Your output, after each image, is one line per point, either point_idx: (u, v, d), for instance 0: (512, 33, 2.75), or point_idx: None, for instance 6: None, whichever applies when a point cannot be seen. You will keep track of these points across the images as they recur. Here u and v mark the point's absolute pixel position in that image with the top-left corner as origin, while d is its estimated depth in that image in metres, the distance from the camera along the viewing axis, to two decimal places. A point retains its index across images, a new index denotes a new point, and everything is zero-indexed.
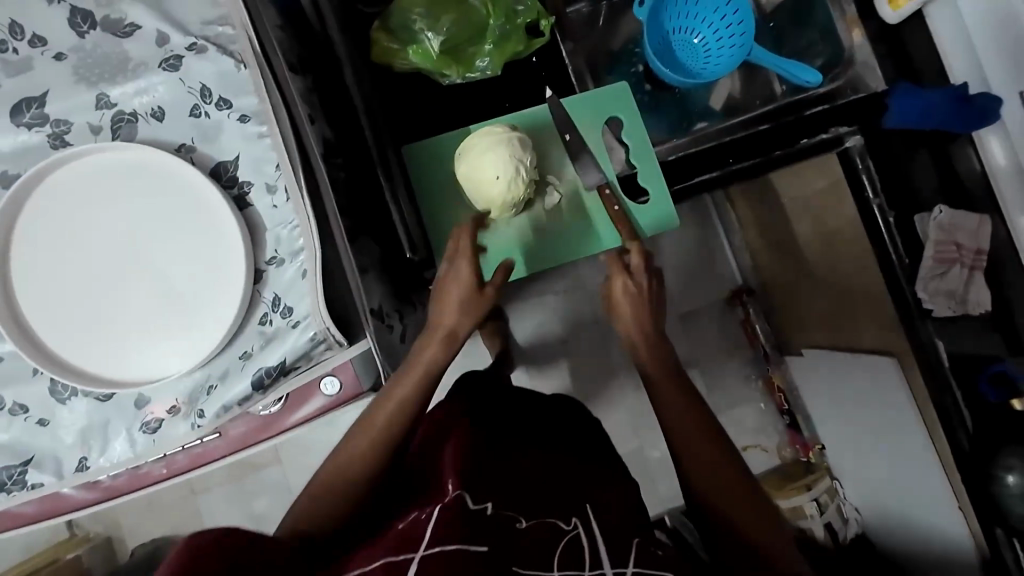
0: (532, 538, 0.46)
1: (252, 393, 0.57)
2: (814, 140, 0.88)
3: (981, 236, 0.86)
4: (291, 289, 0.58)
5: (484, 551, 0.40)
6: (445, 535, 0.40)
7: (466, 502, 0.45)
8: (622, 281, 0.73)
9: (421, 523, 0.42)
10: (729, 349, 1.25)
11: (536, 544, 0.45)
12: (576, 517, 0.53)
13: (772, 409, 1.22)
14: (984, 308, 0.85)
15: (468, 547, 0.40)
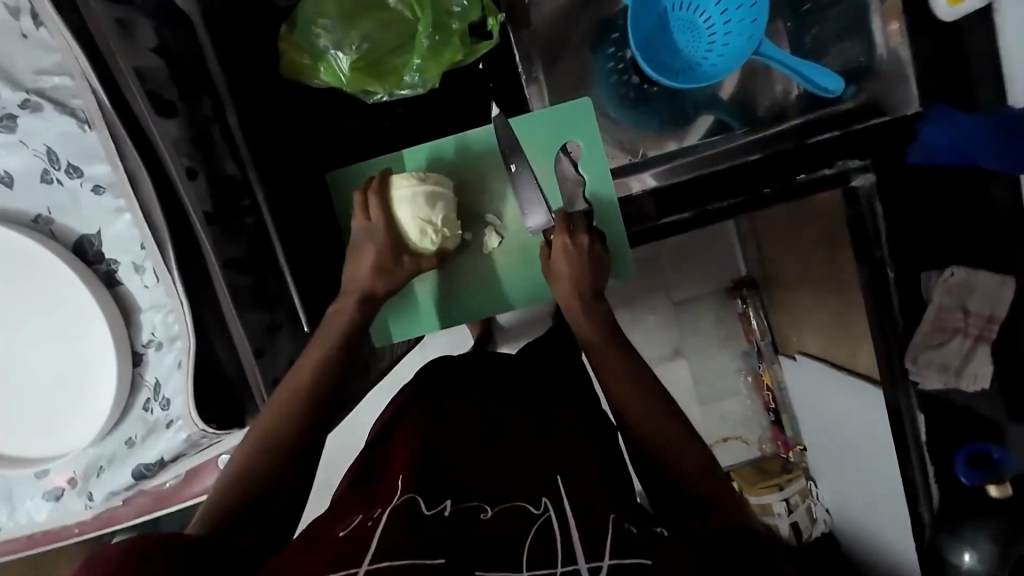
0: (498, 531, 0.43)
1: (135, 482, 0.55)
2: (812, 176, 0.73)
3: (1001, 302, 0.72)
4: (170, 378, 0.54)
5: (440, 565, 0.38)
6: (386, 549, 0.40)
7: (420, 510, 0.45)
8: (565, 260, 0.66)
9: (370, 536, 0.42)
10: (725, 340, 1.37)
11: (503, 536, 0.42)
12: (546, 497, 0.49)
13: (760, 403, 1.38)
14: (982, 385, 0.73)
15: (422, 560, 0.38)
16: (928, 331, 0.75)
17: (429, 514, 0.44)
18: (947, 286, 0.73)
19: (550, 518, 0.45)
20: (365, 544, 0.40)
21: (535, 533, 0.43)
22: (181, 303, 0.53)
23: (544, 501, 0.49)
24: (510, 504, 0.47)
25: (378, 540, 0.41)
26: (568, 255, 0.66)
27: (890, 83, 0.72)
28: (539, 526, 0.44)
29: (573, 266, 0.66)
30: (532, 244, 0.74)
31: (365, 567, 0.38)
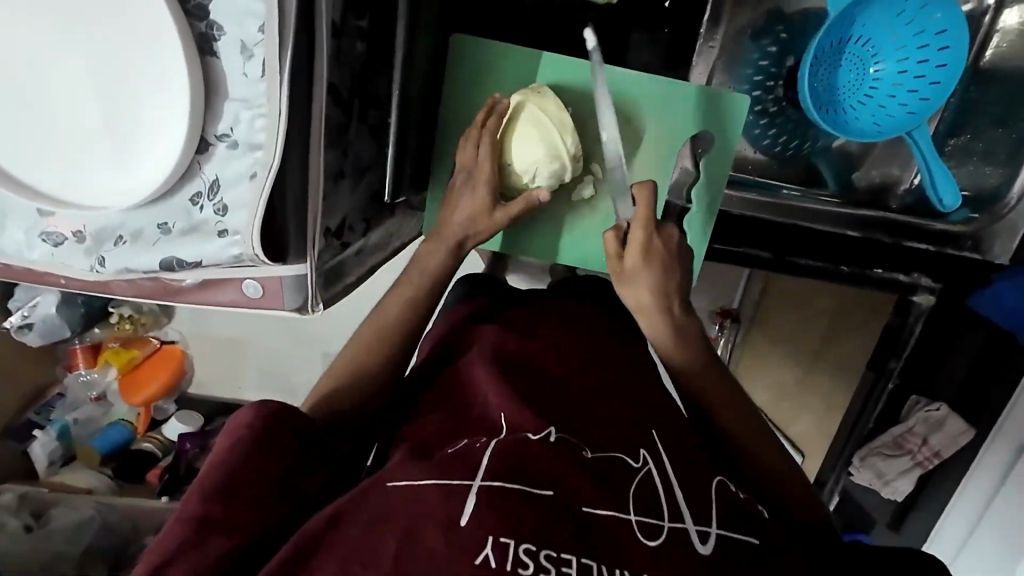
0: (601, 477, 0.44)
1: (164, 266, 0.52)
2: (887, 275, 0.76)
3: (953, 445, 0.81)
4: (233, 185, 0.49)
5: (548, 496, 0.42)
6: (506, 470, 0.43)
7: (526, 435, 0.46)
8: (654, 270, 0.58)
9: (480, 454, 0.45)
10: None
11: (607, 484, 0.44)
12: (644, 448, 0.48)
13: None
14: (898, 498, 0.86)
15: (529, 488, 0.42)
16: (887, 441, 0.86)
17: (534, 441, 0.46)
18: (925, 416, 0.82)
19: (651, 473, 0.46)
20: (476, 461, 0.44)
21: (638, 487, 0.45)
22: (280, 115, 0.46)
23: (642, 452, 0.48)
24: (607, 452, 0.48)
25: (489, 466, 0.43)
26: (644, 255, 0.57)
27: (1003, 228, 0.73)
28: (641, 480, 0.45)
29: (652, 276, 0.57)
30: (619, 212, 0.71)
31: (479, 482, 0.42)
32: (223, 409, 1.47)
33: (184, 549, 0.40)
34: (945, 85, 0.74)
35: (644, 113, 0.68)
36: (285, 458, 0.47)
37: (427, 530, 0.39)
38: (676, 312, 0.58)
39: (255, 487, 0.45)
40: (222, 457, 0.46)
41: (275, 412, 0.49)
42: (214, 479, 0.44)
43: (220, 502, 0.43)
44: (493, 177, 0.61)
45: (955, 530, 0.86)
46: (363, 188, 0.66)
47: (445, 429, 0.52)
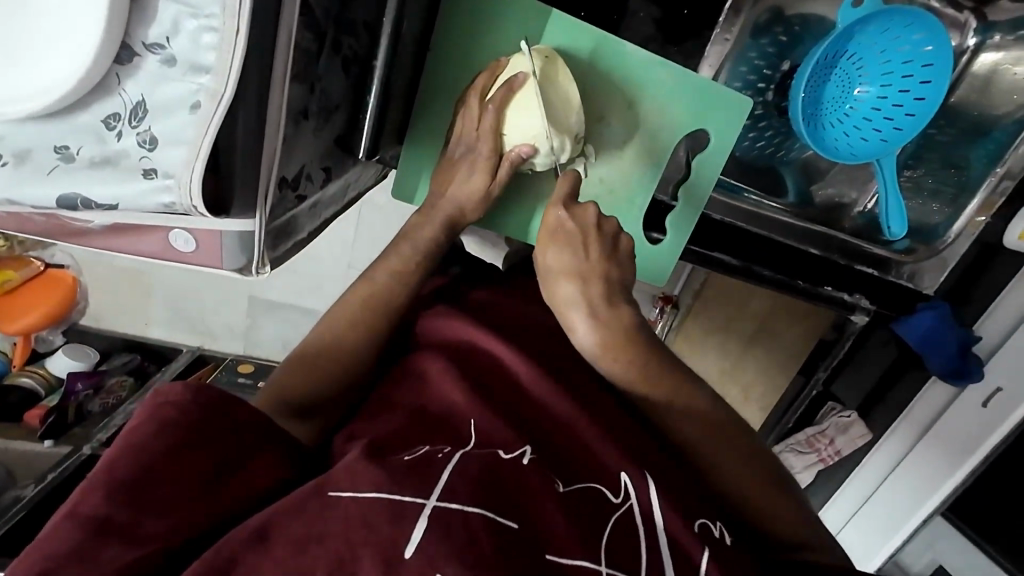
0: (573, 515, 0.40)
1: (61, 202, 0.41)
2: (835, 293, 0.80)
3: (852, 445, 0.93)
4: (164, 112, 0.38)
5: (513, 531, 0.38)
6: (469, 494, 0.38)
7: (498, 453, 0.43)
8: (564, 250, 0.55)
9: (441, 468, 0.40)
10: None
11: (583, 523, 0.40)
12: (627, 473, 0.45)
13: None
14: (799, 485, 0.99)
15: (501, 519, 0.38)
16: (801, 440, 0.96)
17: (507, 460, 0.43)
18: (837, 421, 0.93)
19: (633, 508, 0.43)
20: (432, 475, 0.39)
21: (618, 521, 0.42)
22: (236, 33, 0.36)
23: (622, 477, 0.45)
24: (584, 483, 0.45)
25: (444, 483, 0.39)
26: (558, 236, 0.55)
27: (935, 263, 0.80)
28: (618, 520, 0.42)
29: (562, 256, 0.55)
30: (603, 200, 0.67)
31: (434, 502, 0.37)
32: (123, 346, 1.32)
33: (69, 557, 0.34)
34: (919, 119, 0.76)
35: (645, 98, 0.64)
36: (213, 453, 0.41)
37: (362, 562, 0.35)
38: (597, 307, 0.53)
39: (168, 489, 0.39)
40: (136, 442, 0.39)
41: (207, 403, 0.43)
42: (121, 471, 0.37)
43: (123, 503, 0.37)
44: (487, 145, 0.57)
45: (839, 513, 0.99)
46: (327, 131, 0.57)
47: (406, 432, 0.47)
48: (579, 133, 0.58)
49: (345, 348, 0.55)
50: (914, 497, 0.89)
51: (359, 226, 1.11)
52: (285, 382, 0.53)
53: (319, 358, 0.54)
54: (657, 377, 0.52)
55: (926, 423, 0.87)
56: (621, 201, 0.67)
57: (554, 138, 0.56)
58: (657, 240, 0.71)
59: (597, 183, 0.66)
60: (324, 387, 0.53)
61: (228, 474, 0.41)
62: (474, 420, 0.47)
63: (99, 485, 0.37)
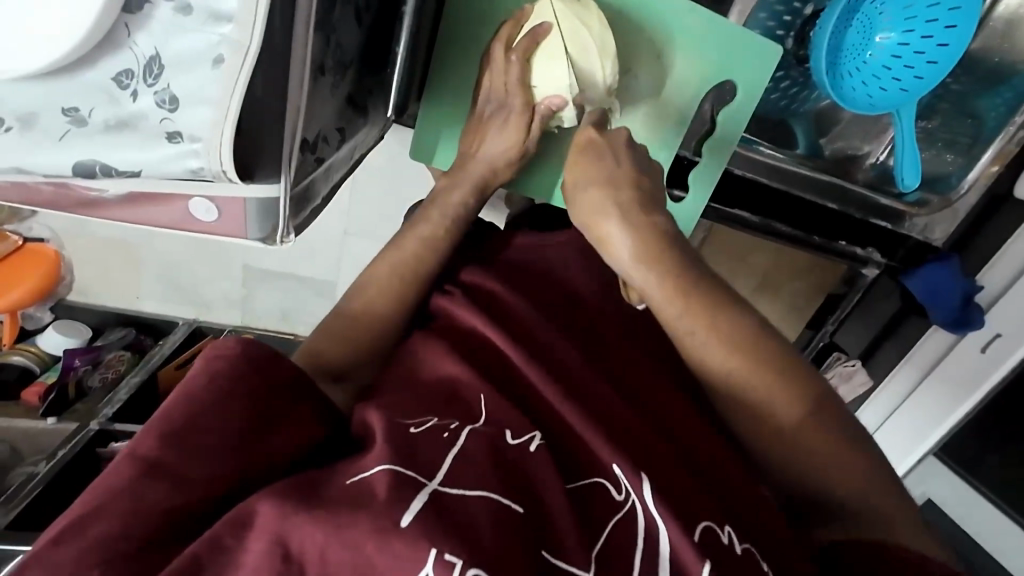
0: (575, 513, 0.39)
1: (75, 171, 0.38)
2: (848, 248, 0.81)
3: (853, 392, 0.97)
4: (185, 66, 0.35)
5: (519, 514, 0.37)
6: (472, 479, 0.38)
7: (503, 438, 0.42)
8: (590, 163, 0.51)
9: (443, 451, 0.40)
10: None
11: (579, 524, 0.39)
12: (619, 464, 0.42)
13: None
14: None
15: (503, 499, 0.38)
16: None
17: (512, 448, 0.42)
18: (843, 370, 0.95)
19: (635, 508, 0.40)
20: (435, 456, 0.39)
21: (616, 525, 0.40)
22: None
23: (616, 470, 0.42)
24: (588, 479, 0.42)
25: (447, 467, 0.38)
26: (587, 151, 0.51)
27: (947, 215, 0.81)
28: (618, 522, 0.40)
29: (596, 170, 0.51)
30: None
31: (434, 485, 0.37)
32: (117, 322, 1.29)
33: (118, 493, 0.34)
34: (941, 67, 0.74)
35: (672, 48, 0.62)
36: (266, 406, 0.41)
37: (358, 528, 0.33)
38: (634, 217, 0.48)
39: (217, 438, 0.38)
40: (192, 392, 0.39)
41: (258, 353, 0.42)
42: (179, 417, 0.37)
43: (177, 446, 0.36)
44: (513, 99, 0.54)
45: None
46: (341, 89, 0.54)
47: (414, 398, 0.47)
48: (610, 85, 0.55)
49: (376, 315, 0.54)
50: (913, 438, 0.95)
51: (357, 189, 1.06)
52: (314, 348, 0.52)
53: (354, 327, 0.53)
54: (716, 308, 0.46)
55: (923, 370, 0.92)
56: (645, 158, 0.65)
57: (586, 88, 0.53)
58: (679, 198, 0.70)
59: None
60: (355, 354, 0.52)
61: (274, 427, 0.41)
62: (484, 394, 0.46)
63: (153, 430, 0.37)
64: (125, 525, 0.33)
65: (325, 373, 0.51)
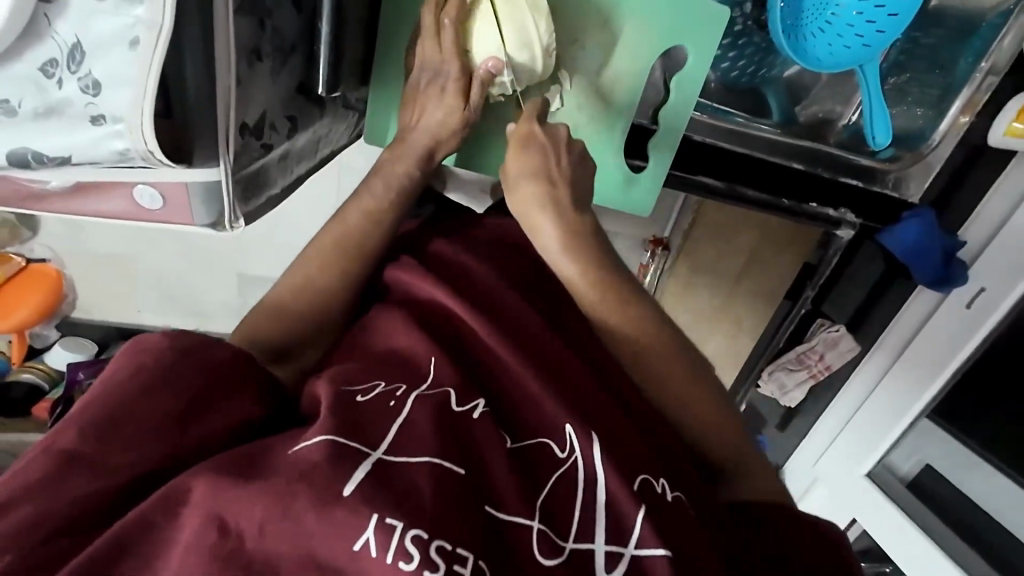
0: (519, 472, 0.41)
1: (15, 163, 0.39)
2: (820, 210, 0.80)
3: (841, 359, 0.95)
4: (104, 51, 0.36)
5: (461, 475, 0.39)
6: (417, 447, 0.39)
7: (449, 405, 0.43)
8: (530, 158, 0.53)
9: (390, 420, 0.41)
10: None
11: (521, 481, 0.41)
12: (571, 424, 0.44)
13: None
14: (791, 404, 1.02)
15: (451, 464, 0.39)
16: (791, 358, 0.99)
17: (458, 413, 0.43)
18: (825, 337, 0.95)
19: (576, 464, 0.42)
20: (379, 430, 0.40)
21: (557, 481, 0.42)
22: None
23: (566, 430, 0.44)
24: (534, 441, 0.44)
25: (392, 436, 0.40)
26: (526, 147, 0.53)
27: (920, 168, 0.79)
28: (559, 478, 0.42)
29: (533, 163, 0.53)
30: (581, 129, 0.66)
31: (379, 454, 0.38)
32: (118, 335, 1.33)
33: (36, 485, 0.35)
34: (904, 19, 0.72)
35: (618, 15, 0.61)
36: (192, 392, 0.41)
37: (298, 501, 0.34)
38: (561, 208, 0.52)
39: (139, 429, 0.39)
40: (115, 388, 0.40)
41: (186, 347, 0.43)
42: (96, 411, 0.38)
43: (97, 439, 0.38)
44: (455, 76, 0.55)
45: (829, 427, 1.04)
46: (286, 77, 0.55)
47: (364, 363, 0.48)
48: (551, 48, 0.55)
49: (317, 288, 0.54)
50: (900, 402, 0.92)
51: (338, 187, 1.08)
52: (255, 329, 0.53)
53: (288, 299, 0.54)
54: (638, 323, 0.51)
55: (908, 331, 0.91)
56: (600, 128, 0.66)
57: (525, 54, 0.54)
58: (639, 167, 0.70)
59: (575, 114, 0.65)
60: (297, 327, 0.54)
61: (201, 417, 0.42)
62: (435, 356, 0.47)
63: (73, 422, 0.38)
64: (42, 516, 0.35)
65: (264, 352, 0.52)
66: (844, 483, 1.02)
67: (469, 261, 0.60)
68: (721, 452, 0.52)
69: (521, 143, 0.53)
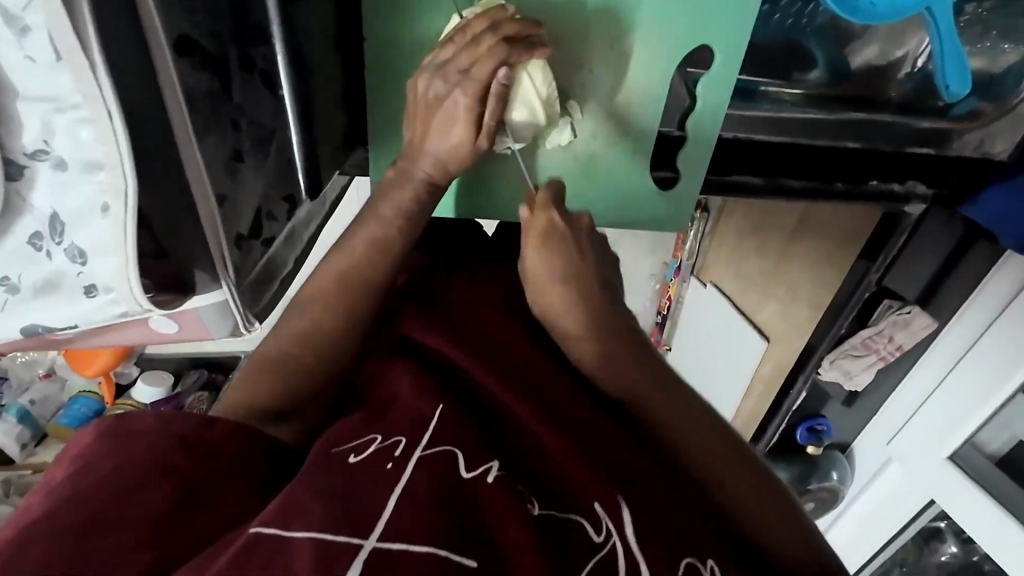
0: (541, 544, 0.37)
1: (26, 331, 0.40)
2: (883, 186, 0.69)
3: (915, 338, 0.89)
4: (80, 220, 0.35)
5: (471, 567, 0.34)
6: (416, 528, 0.35)
7: (457, 472, 0.40)
8: (548, 250, 0.56)
9: (384, 498, 0.37)
10: (659, 248, 1.47)
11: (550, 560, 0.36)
12: (599, 502, 0.40)
13: (655, 308, 1.60)
14: (857, 387, 0.97)
15: (455, 554, 0.34)
16: (856, 344, 0.92)
17: (468, 480, 0.40)
18: (894, 319, 0.89)
19: (614, 548, 0.38)
20: (374, 511, 0.36)
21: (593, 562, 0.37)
22: (110, 117, 0.31)
23: (596, 507, 0.39)
24: (559, 512, 0.40)
25: (385, 520, 0.36)
26: (548, 238, 0.56)
27: (1009, 127, 0.65)
28: (596, 556, 0.37)
29: (551, 258, 0.56)
30: (603, 156, 0.64)
31: (372, 543, 0.34)
32: (190, 363, 1.45)
33: None
34: None
35: (626, 31, 0.57)
36: (183, 479, 0.37)
37: None
38: (584, 295, 0.55)
39: (114, 531, 0.34)
40: (96, 483, 0.36)
41: (174, 426, 0.40)
42: (77, 508, 0.35)
43: (66, 546, 0.33)
44: (448, 134, 0.50)
45: (904, 405, 0.97)
46: (276, 163, 0.52)
47: (353, 428, 0.45)
48: (552, 96, 0.52)
49: (318, 333, 0.48)
50: (989, 379, 0.83)
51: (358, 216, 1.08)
52: (248, 386, 0.46)
53: (289, 349, 0.48)
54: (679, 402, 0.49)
55: (994, 303, 0.80)
56: (622, 157, 0.64)
57: (524, 110, 0.51)
58: (670, 179, 0.67)
59: (591, 144, 0.63)
60: (270, 394, 0.46)
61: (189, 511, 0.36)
62: (439, 408, 0.45)
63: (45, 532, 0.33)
64: None
65: (261, 414, 0.45)
66: (924, 465, 0.96)
67: (493, 321, 0.58)
68: (773, 529, 0.44)
69: (537, 237, 0.56)
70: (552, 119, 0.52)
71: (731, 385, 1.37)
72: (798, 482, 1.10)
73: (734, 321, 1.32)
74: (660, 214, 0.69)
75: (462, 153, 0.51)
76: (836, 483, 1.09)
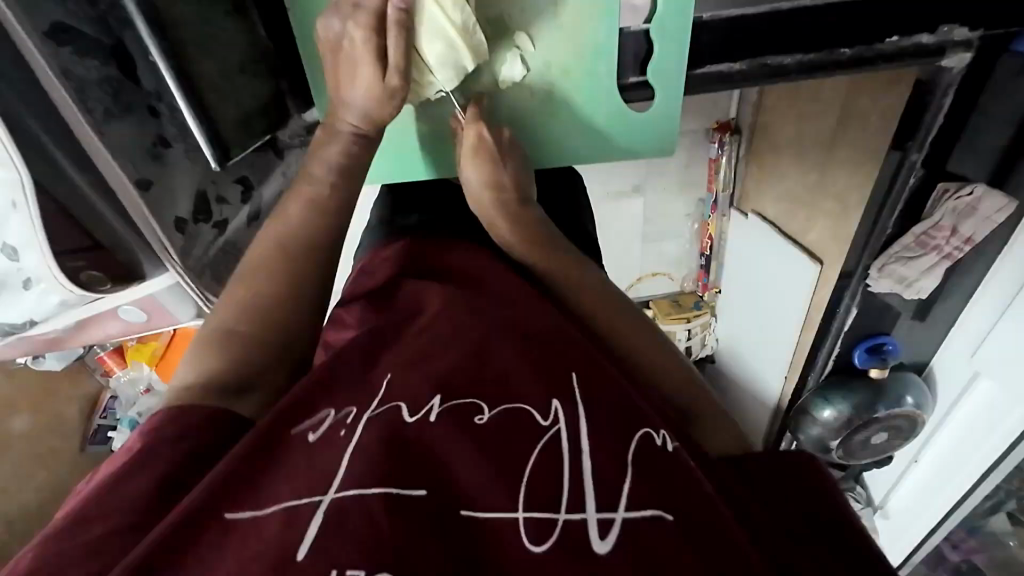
0: (491, 466, 0.37)
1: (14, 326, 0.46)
2: (905, 41, 0.56)
3: (987, 225, 0.73)
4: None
5: (422, 498, 0.35)
6: (373, 474, 0.35)
7: (402, 420, 0.38)
8: (477, 168, 0.58)
9: (340, 457, 0.36)
10: (690, 183, 1.34)
11: (501, 481, 0.36)
12: (557, 401, 0.40)
13: (696, 249, 1.48)
14: (921, 296, 0.83)
15: (404, 492, 0.35)
16: (908, 245, 0.80)
17: (413, 426, 0.38)
18: (954, 205, 0.73)
19: (558, 435, 0.38)
20: (329, 468, 0.36)
21: (542, 464, 0.37)
22: None
23: (552, 406, 0.39)
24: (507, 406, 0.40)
25: (344, 471, 0.35)
26: (479, 158, 0.57)
27: None
28: (540, 453, 0.37)
29: (486, 173, 0.58)
30: (564, 88, 0.57)
31: (331, 497, 0.34)
32: None
33: None
34: None
35: None
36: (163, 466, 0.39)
37: None
38: (517, 214, 0.59)
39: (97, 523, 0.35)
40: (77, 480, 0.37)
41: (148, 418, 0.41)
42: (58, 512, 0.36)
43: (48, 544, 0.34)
44: (361, 79, 0.47)
45: (986, 309, 0.82)
46: None
47: (300, 392, 0.42)
48: (470, 23, 0.46)
49: (271, 308, 0.47)
50: None
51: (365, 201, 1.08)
52: (199, 362, 0.45)
53: (248, 326, 0.46)
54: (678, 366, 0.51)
55: None
56: (583, 80, 0.57)
57: (437, 42, 0.46)
58: (647, 104, 0.60)
59: (548, 71, 0.56)
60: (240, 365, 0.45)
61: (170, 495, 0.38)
62: (389, 375, 0.42)
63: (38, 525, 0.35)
64: None
65: (217, 391, 0.43)
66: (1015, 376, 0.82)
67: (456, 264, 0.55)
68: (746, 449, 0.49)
69: (467, 150, 0.57)
70: (475, 50, 0.47)
71: (787, 320, 1.24)
72: (862, 412, 0.99)
73: (780, 249, 1.18)
74: (644, 142, 0.62)
75: (386, 103, 0.49)
76: (912, 408, 0.97)
